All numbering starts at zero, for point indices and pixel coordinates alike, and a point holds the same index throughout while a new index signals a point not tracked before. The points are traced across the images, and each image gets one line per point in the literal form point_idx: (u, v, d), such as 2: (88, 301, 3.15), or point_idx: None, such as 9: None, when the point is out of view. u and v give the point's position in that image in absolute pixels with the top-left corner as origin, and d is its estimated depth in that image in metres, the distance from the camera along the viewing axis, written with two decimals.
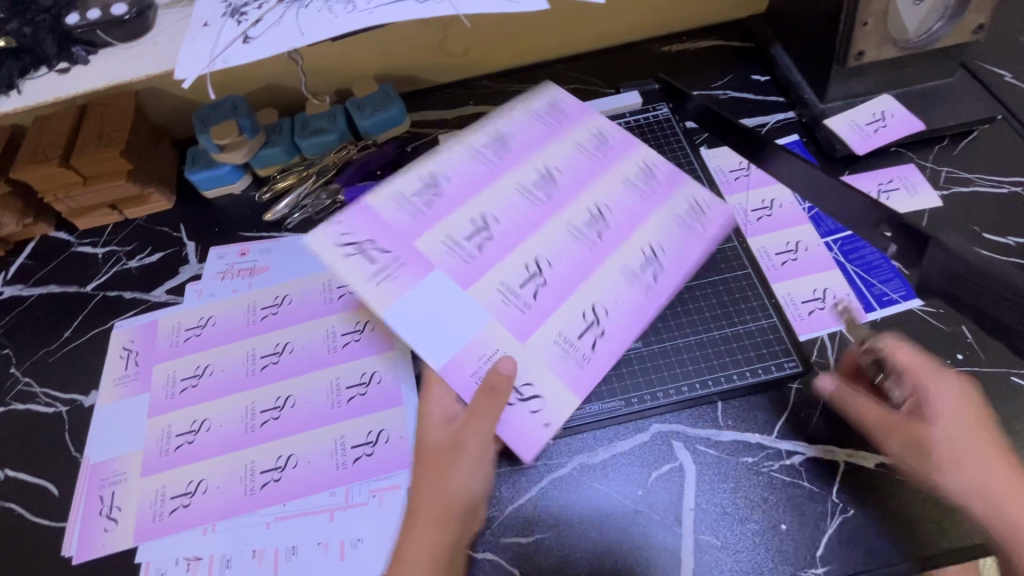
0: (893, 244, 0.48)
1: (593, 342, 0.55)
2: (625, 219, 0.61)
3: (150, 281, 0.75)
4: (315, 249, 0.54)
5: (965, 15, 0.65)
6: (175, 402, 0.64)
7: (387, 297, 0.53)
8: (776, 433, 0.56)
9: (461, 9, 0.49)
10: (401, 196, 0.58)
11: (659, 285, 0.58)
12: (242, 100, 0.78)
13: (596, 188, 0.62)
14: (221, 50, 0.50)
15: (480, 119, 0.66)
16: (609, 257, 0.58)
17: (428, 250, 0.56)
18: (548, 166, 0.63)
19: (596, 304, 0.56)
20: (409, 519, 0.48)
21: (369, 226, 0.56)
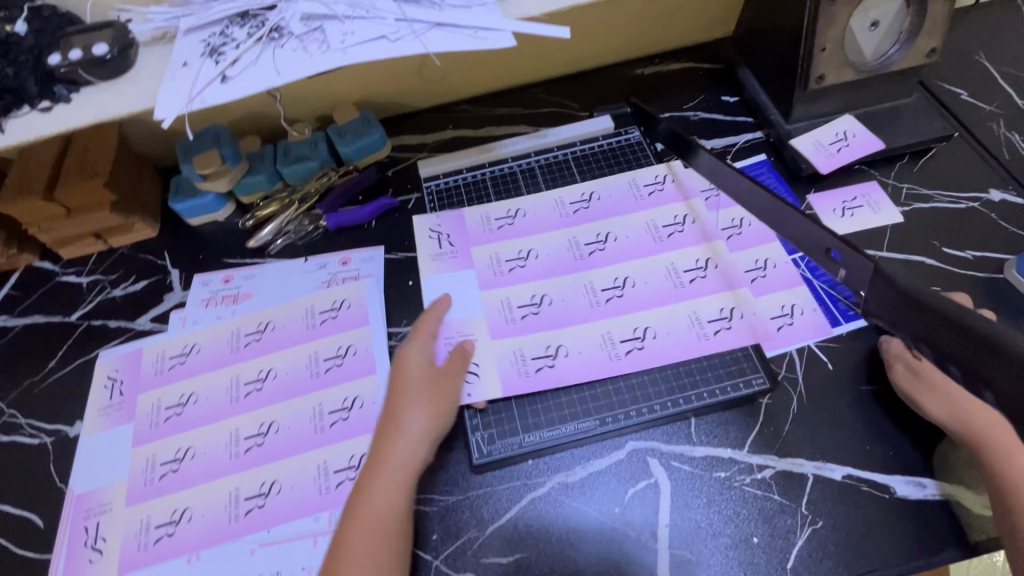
0: (842, 269, 0.49)
1: (541, 368, 0.62)
2: (619, 251, 0.69)
3: (135, 310, 0.76)
4: (416, 225, 0.75)
5: (917, 40, 0.68)
6: (159, 430, 0.64)
7: (432, 268, 0.71)
8: (748, 447, 0.57)
9: (431, 48, 0.52)
10: (487, 216, 0.74)
11: (627, 358, 0.62)
12: (224, 129, 0.79)
13: (617, 221, 0.71)
14: (200, 89, 0.52)
15: (583, 176, 0.76)
16: (603, 318, 0.64)
17: (476, 255, 0.71)
18: (610, 231, 0.70)
19: (561, 345, 0.63)
20: (386, 438, 0.56)
21: (453, 223, 0.74)
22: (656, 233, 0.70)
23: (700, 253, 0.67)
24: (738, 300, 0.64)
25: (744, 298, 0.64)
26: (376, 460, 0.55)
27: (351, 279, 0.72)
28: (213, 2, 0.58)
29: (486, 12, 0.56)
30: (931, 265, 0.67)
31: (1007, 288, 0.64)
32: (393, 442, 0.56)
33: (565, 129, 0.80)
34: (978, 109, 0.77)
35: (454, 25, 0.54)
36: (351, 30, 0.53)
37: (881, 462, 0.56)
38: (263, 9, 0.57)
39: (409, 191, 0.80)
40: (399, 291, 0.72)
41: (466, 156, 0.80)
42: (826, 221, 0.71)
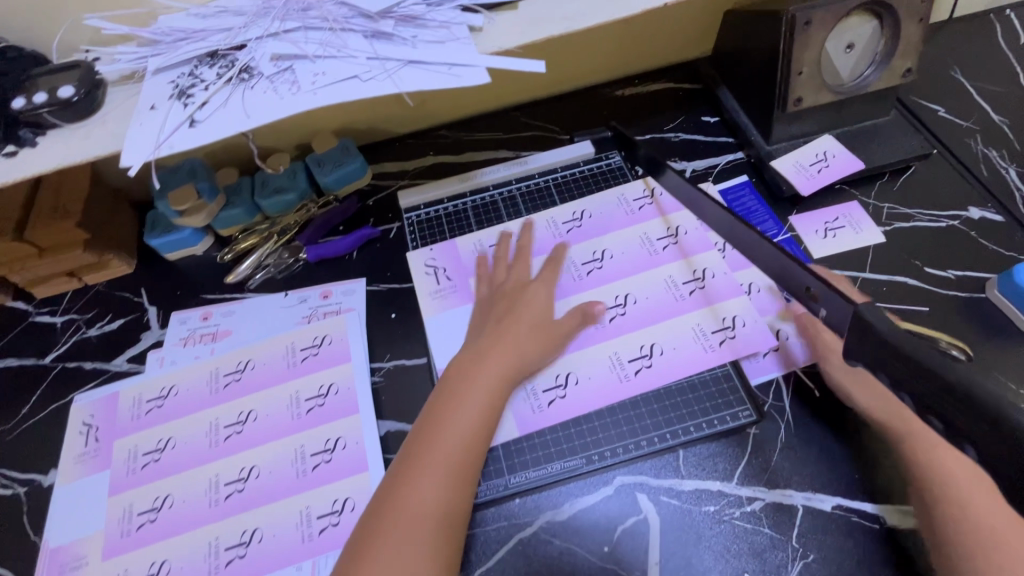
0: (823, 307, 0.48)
1: (553, 400, 0.61)
2: (621, 270, 0.69)
3: (111, 350, 0.74)
4: (411, 262, 0.74)
5: (892, 60, 0.69)
6: (137, 478, 0.63)
7: (432, 309, 0.70)
8: (736, 479, 0.57)
9: (404, 87, 0.52)
10: (480, 243, 0.73)
11: (637, 377, 0.61)
12: (200, 163, 0.77)
13: (614, 236, 0.71)
14: (168, 135, 0.51)
15: (570, 193, 0.76)
16: (610, 339, 0.64)
17: (476, 287, 0.70)
18: (606, 248, 0.71)
19: (569, 372, 0.62)
20: (486, 355, 0.59)
21: (449, 257, 0.73)
22: (650, 247, 0.70)
23: (698, 263, 0.68)
24: (739, 307, 0.64)
25: (744, 304, 0.64)
26: (450, 404, 0.56)
27: (332, 314, 0.71)
28: (182, 42, 0.57)
29: (460, 47, 0.55)
30: (913, 286, 0.67)
31: (988, 307, 0.64)
32: (468, 393, 0.57)
33: (545, 155, 0.80)
34: (955, 126, 0.77)
35: (428, 62, 0.54)
36: (323, 70, 0.53)
37: (871, 491, 0.55)
38: (232, 49, 0.56)
39: (390, 221, 0.79)
40: (381, 325, 0.71)
41: (446, 185, 0.79)
42: (808, 242, 0.71)
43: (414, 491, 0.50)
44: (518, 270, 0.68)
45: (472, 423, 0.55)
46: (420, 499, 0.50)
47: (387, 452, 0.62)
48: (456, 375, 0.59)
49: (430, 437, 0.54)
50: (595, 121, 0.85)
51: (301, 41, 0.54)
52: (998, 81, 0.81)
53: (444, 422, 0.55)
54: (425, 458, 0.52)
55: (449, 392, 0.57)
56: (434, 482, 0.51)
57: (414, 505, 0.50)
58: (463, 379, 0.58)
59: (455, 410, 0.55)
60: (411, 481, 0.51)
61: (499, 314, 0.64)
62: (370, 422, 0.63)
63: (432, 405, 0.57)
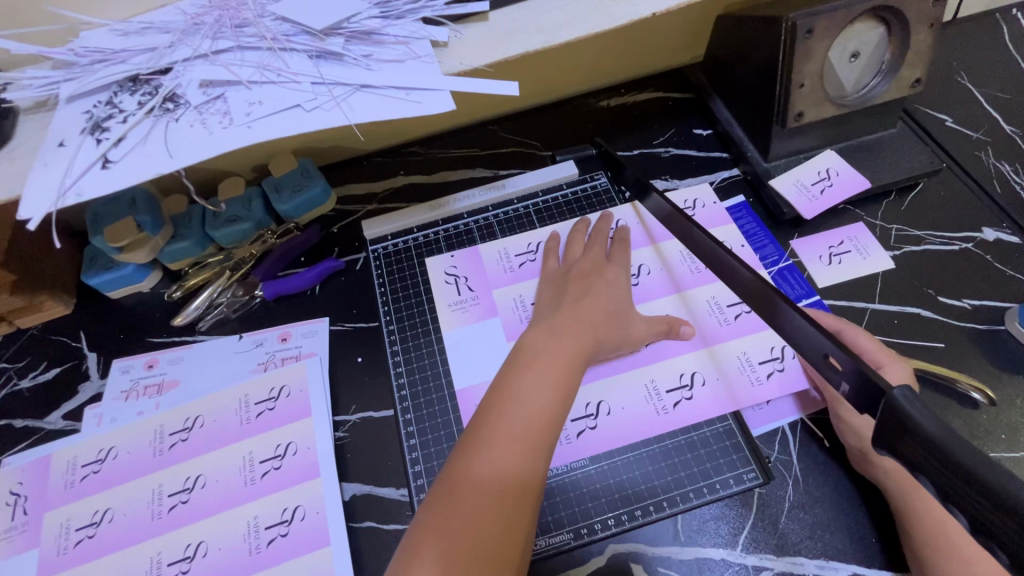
0: (846, 383, 0.40)
1: (581, 431, 0.56)
2: (656, 286, 0.64)
3: (45, 404, 0.66)
4: (429, 270, 0.68)
5: (901, 70, 0.63)
6: (69, 558, 0.55)
7: (451, 322, 0.65)
8: (741, 546, 0.51)
9: (353, 118, 0.45)
10: (504, 254, 0.68)
11: (674, 411, 0.57)
12: (141, 192, 0.68)
13: (651, 251, 0.66)
14: (75, 178, 0.44)
15: (602, 203, 0.71)
16: (644, 365, 0.59)
17: (499, 302, 0.65)
18: (641, 264, 0.66)
19: (601, 401, 0.57)
20: (567, 323, 0.55)
21: (472, 266, 0.68)
22: (691, 263, 0.65)
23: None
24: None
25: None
26: (492, 418, 0.48)
27: (292, 360, 0.64)
28: (100, 64, 0.49)
29: (419, 68, 0.48)
30: (926, 318, 0.61)
31: (1009, 341, 0.59)
32: (514, 404, 0.48)
33: (525, 177, 0.73)
34: (965, 137, 0.72)
35: (381, 86, 0.47)
36: (259, 98, 0.46)
37: (891, 558, 0.49)
38: (156, 73, 0.48)
39: (356, 250, 0.72)
40: (346, 371, 0.64)
41: (417, 212, 0.72)
42: (812, 270, 0.65)
43: (451, 519, 0.43)
44: (593, 254, 0.63)
45: (519, 442, 0.46)
46: (459, 526, 0.42)
47: (352, 521, 0.56)
48: (501, 384, 0.51)
49: (469, 454, 0.46)
50: (579, 136, 0.78)
51: (235, 64, 0.47)
52: (1008, 88, 0.75)
53: (486, 439, 0.46)
54: (463, 479, 0.45)
55: (492, 402, 0.49)
56: (474, 509, 0.43)
57: (453, 538, 0.42)
58: (508, 388, 0.50)
59: (500, 424, 0.47)
60: (447, 507, 0.43)
61: (576, 294, 0.59)
62: (333, 488, 0.57)
63: (474, 419, 0.49)
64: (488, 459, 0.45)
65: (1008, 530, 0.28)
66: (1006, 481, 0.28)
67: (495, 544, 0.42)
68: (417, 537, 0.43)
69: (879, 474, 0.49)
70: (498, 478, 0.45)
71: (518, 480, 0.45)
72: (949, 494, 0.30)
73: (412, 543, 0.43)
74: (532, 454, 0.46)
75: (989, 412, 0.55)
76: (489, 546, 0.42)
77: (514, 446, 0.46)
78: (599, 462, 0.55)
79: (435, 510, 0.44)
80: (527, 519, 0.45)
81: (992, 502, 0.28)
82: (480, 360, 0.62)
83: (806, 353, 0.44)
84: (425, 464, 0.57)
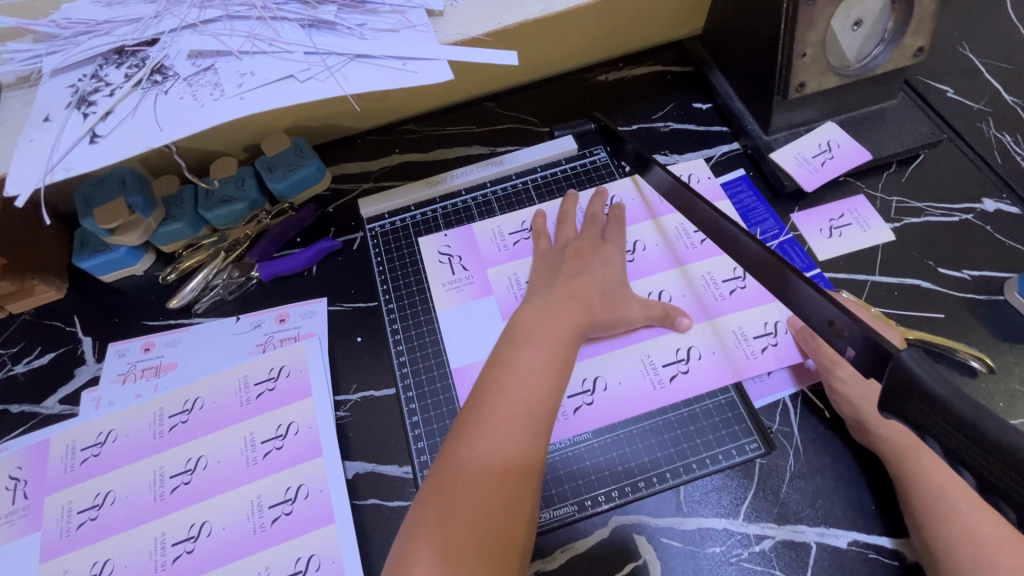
0: (851, 348, 0.41)
1: (579, 407, 0.56)
2: (651, 262, 0.63)
3: (41, 389, 0.65)
4: (423, 250, 0.68)
5: (903, 39, 0.62)
6: (71, 541, 0.55)
7: (446, 303, 0.64)
8: (744, 515, 0.51)
9: (349, 88, 0.44)
10: (498, 233, 0.68)
11: (672, 384, 0.57)
12: (132, 173, 0.67)
13: (647, 226, 0.66)
14: (63, 154, 0.43)
15: (595, 179, 0.70)
16: (640, 340, 0.59)
17: (493, 281, 0.65)
18: (637, 239, 0.65)
19: (598, 377, 0.57)
20: (566, 300, 0.55)
21: (464, 245, 0.67)
22: (686, 238, 0.64)
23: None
24: (784, 309, 0.59)
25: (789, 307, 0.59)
26: (492, 394, 0.48)
27: (291, 340, 0.64)
28: (83, 36, 0.48)
29: (416, 37, 0.47)
30: (927, 289, 0.61)
31: (1008, 311, 0.59)
32: (513, 379, 0.48)
33: (522, 153, 0.72)
34: (966, 108, 0.71)
35: (377, 56, 0.46)
36: (250, 69, 0.45)
37: (891, 524, 0.50)
38: (142, 44, 0.47)
39: (352, 230, 0.71)
40: (346, 351, 0.64)
41: (412, 190, 0.71)
42: (812, 242, 0.65)
43: (455, 495, 0.43)
44: (588, 233, 0.63)
45: (515, 425, 0.46)
46: (464, 503, 0.43)
47: (356, 499, 0.56)
48: (498, 361, 0.50)
49: (470, 430, 0.46)
50: (577, 112, 0.77)
51: (224, 34, 0.46)
52: (1009, 58, 0.74)
53: (486, 415, 0.46)
54: (465, 455, 0.45)
55: (490, 378, 0.49)
56: (478, 485, 0.43)
57: (459, 514, 0.42)
58: (506, 364, 0.50)
59: (499, 400, 0.47)
60: (450, 485, 0.43)
61: (572, 270, 0.59)
62: (335, 466, 0.57)
63: (472, 395, 0.49)
64: (486, 444, 0.45)
65: (1015, 489, 0.28)
66: (1016, 440, 0.28)
67: (500, 519, 0.42)
68: (422, 514, 0.43)
69: (879, 442, 0.50)
70: (500, 453, 0.45)
71: (520, 454, 0.45)
72: (959, 456, 0.30)
73: (417, 520, 0.43)
74: (531, 434, 0.46)
75: (988, 380, 0.56)
76: (495, 522, 0.42)
77: (511, 427, 0.46)
78: (601, 436, 0.55)
79: (438, 488, 0.44)
80: (531, 493, 0.45)
81: (1002, 462, 0.28)
82: (477, 340, 0.62)
83: (808, 320, 0.45)
84: (427, 441, 0.57)
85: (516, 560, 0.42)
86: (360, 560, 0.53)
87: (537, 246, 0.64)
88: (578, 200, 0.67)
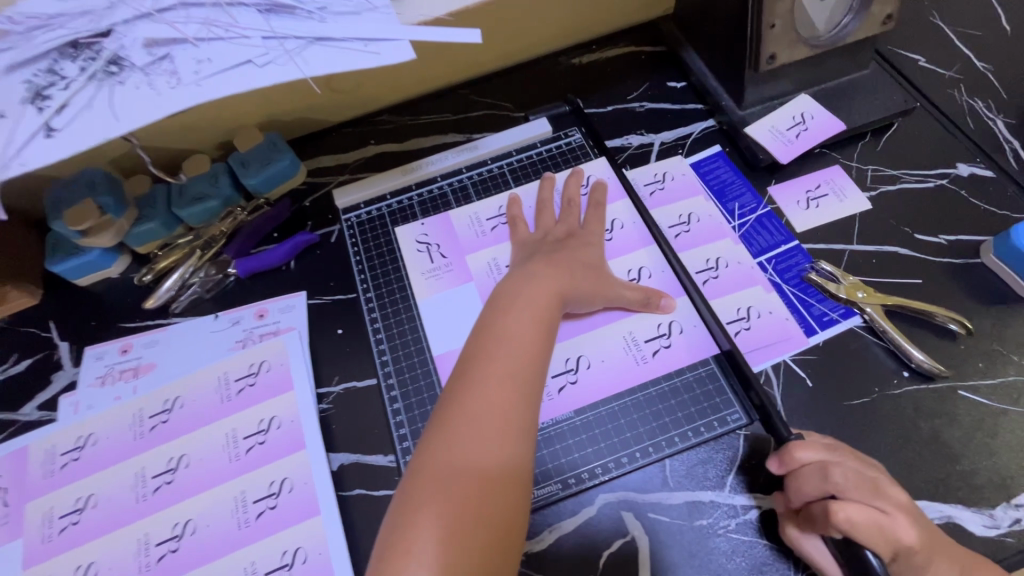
0: None
1: (563, 386, 0.56)
2: (629, 240, 0.63)
3: (19, 397, 0.64)
4: (401, 237, 0.67)
5: (871, 6, 0.61)
6: (53, 546, 0.54)
7: (426, 291, 0.63)
8: (730, 487, 0.51)
9: (309, 71, 0.43)
10: (476, 218, 0.67)
11: (655, 359, 0.57)
12: (101, 173, 0.66)
13: (624, 205, 0.66)
14: (18, 148, 0.42)
15: (571, 160, 0.70)
16: (620, 319, 0.58)
17: (473, 266, 0.64)
18: (615, 218, 0.65)
19: (581, 356, 0.57)
20: (545, 279, 0.55)
21: (442, 232, 0.67)
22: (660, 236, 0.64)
23: (710, 252, 0.63)
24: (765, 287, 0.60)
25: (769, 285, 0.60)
26: (481, 359, 0.48)
27: (271, 335, 0.63)
28: (38, 30, 0.47)
29: (379, 18, 0.47)
30: (904, 256, 0.61)
31: (985, 273, 0.59)
32: (500, 350, 0.48)
33: (497, 138, 0.72)
34: (938, 76, 0.71)
35: (338, 38, 0.45)
36: (208, 55, 0.44)
37: None
38: (98, 36, 0.46)
39: (329, 223, 0.70)
40: (326, 344, 0.63)
41: (388, 179, 0.71)
42: (789, 214, 0.65)
43: (451, 465, 0.43)
44: (566, 217, 0.63)
45: (505, 403, 0.46)
46: (460, 466, 0.43)
47: (341, 491, 0.56)
48: (485, 329, 0.51)
49: (460, 402, 0.46)
50: (551, 95, 0.76)
51: (180, 21, 0.45)
52: (977, 24, 0.74)
53: (478, 378, 0.47)
54: (460, 418, 0.45)
55: (477, 351, 0.49)
56: (468, 459, 0.43)
57: (459, 474, 0.42)
58: (492, 330, 0.50)
59: (489, 365, 0.47)
60: (448, 447, 0.44)
61: (549, 253, 0.59)
62: (320, 458, 0.56)
63: (460, 364, 0.49)
64: (475, 422, 0.44)
65: None
66: None
67: (500, 476, 0.43)
68: (421, 480, 0.43)
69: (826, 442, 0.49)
70: (491, 423, 0.45)
71: (514, 413, 0.46)
72: None
73: (417, 484, 0.43)
74: (521, 410, 0.46)
75: (966, 343, 0.56)
76: (496, 480, 0.43)
77: (500, 404, 0.46)
78: (583, 414, 0.55)
79: (436, 449, 0.44)
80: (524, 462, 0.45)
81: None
82: (457, 327, 0.61)
83: None
84: (411, 428, 0.57)
85: (518, 519, 0.43)
86: (348, 552, 0.52)
87: (516, 231, 0.64)
88: (554, 183, 0.67)
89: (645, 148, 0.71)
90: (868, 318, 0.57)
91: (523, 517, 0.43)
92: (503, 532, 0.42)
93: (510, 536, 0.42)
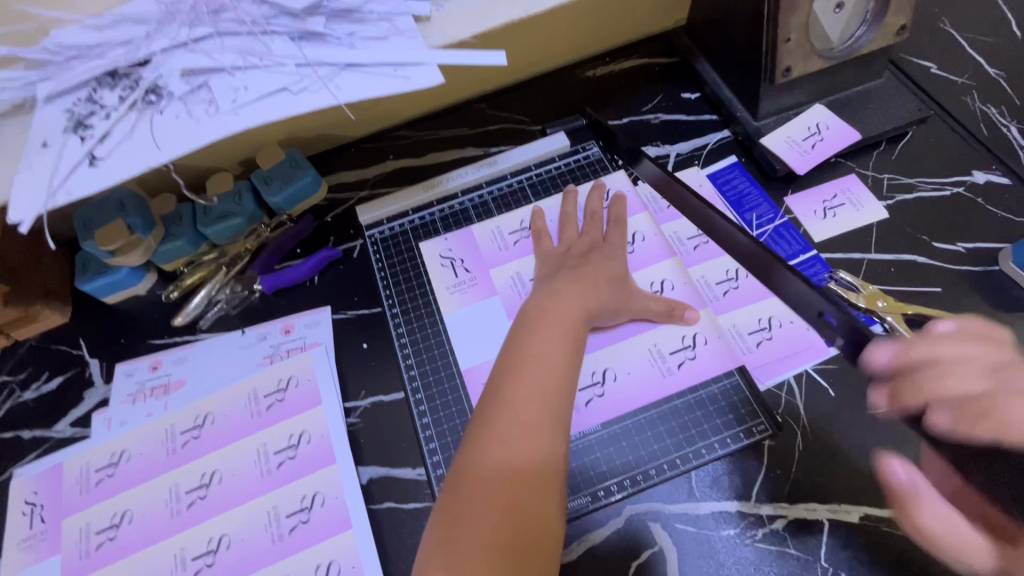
0: None
1: (590, 399, 0.57)
2: (650, 253, 0.64)
3: (52, 413, 0.65)
4: (425, 253, 0.68)
5: (885, 18, 0.62)
6: (92, 561, 0.56)
7: (453, 305, 0.65)
8: (756, 497, 0.52)
9: (343, 98, 0.44)
10: (498, 233, 0.68)
11: (680, 371, 0.57)
12: (129, 194, 0.67)
13: (644, 219, 0.67)
14: (64, 178, 0.43)
15: (590, 172, 0.71)
16: (643, 331, 0.59)
17: (497, 279, 0.65)
18: (637, 231, 0.66)
19: (607, 368, 0.58)
20: (568, 296, 0.56)
21: (466, 247, 0.68)
22: (680, 245, 0.65)
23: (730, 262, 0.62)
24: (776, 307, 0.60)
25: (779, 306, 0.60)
26: (509, 378, 0.49)
27: (297, 351, 0.64)
28: (74, 60, 0.48)
29: (405, 43, 0.48)
30: (922, 264, 0.62)
31: (1004, 281, 0.60)
32: (530, 366, 0.49)
33: (515, 152, 0.73)
34: (950, 83, 0.72)
35: (368, 64, 0.46)
36: (243, 84, 0.45)
37: None
38: (134, 65, 0.47)
39: (352, 238, 0.71)
40: (352, 358, 0.64)
41: (409, 195, 0.72)
42: (807, 225, 0.65)
43: (482, 482, 0.44)
44: (587, 232, 0.64)
45: (534, 422, 0.46)
46: (491, 485, 0.44)
47: (371, 503, 0.57)
48: (511, 348, 0.52)
49: (491, 418, 0.47)
50: (567, 108, 0.77)
51: (215, 50, 0.46)
52: (989, 31, 0.75)
53: (506, 398, 0.48)
54: (488, 438, 0.46)
55: (506, 368, 0.50)
56: (499, 480, 0.44)
57: (489, 491, 0.43)
58: (521, 347, 0.51)
59: (518, 382, 0.48)
60: (476, 468, 0.44)
61: (572, 266, 0.60)
62: (349, 472, 0.57)
63: (491, 381, 0.50)
64: (504, 440, 0.45)
65: None
66: None
67: (528, 498, 0.44)
68: (453, 499, 0.44)
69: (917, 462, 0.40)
70: (522, 442, 0.45)
71: (542, 434, 0.46)
72: None
73: (445, 505, 0.44)
74: (550, 429, 0.46)
75: None
76: (523, 499, 0.44)
77: (529, 422, 0.46)
78: (609, 426, 0.56)
79: (466, 468, 0.45)
80: (555, 483, 0.45)
81: None
82: (482, 342, 0.62)
83: None
84: (439, 442, 0.58)
85: (550, 536, 0.44)
86: (381, 564, 0.53)
87: (539, 245, 0.65)
88: (576, 197, 0.68)
89: (661, 160, 0.73)
90: (888, 326, 0.58)
91: (553, 534, 0.44)
92: (533, 550, 0.42)
93: (536, 556, 0.43)
